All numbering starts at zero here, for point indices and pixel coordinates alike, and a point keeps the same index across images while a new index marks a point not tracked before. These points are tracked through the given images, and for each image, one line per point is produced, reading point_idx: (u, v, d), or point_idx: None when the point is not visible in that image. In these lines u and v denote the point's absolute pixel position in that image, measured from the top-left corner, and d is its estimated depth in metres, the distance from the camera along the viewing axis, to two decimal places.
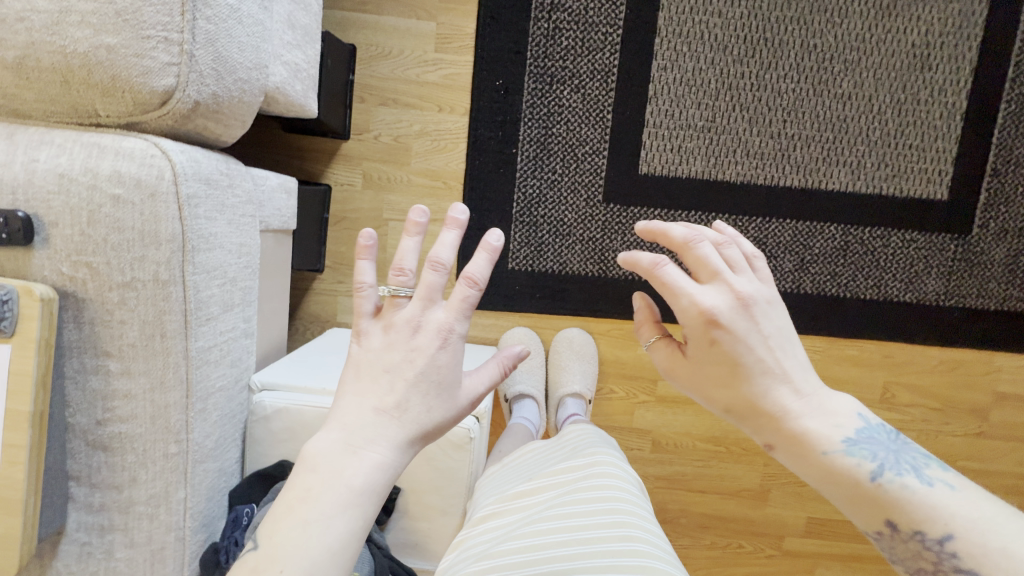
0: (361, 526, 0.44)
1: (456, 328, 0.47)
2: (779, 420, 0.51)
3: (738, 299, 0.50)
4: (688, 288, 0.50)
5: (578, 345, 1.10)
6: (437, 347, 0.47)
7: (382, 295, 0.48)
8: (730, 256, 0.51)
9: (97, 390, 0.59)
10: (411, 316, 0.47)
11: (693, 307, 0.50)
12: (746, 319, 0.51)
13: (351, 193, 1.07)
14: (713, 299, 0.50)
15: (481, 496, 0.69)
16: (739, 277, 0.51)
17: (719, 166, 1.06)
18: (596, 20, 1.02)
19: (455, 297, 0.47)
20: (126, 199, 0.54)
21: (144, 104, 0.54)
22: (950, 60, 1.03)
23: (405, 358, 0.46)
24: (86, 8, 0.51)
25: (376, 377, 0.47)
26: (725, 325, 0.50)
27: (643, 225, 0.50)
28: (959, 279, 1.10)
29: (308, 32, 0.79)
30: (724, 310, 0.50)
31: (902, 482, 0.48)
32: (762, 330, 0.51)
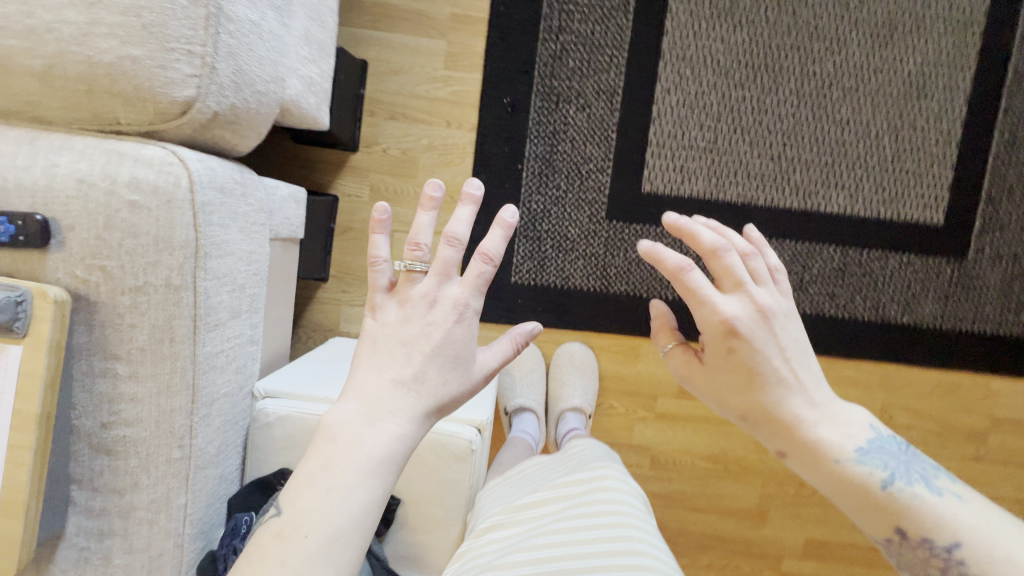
0: (381, 494, 0.46)
1: (471, 303, 0.50)
2: (794, 427, 0.53)
3: (758, 310, 0.52)
4: (712, 296, 0.52)
5: (579, 360, 1.11)
6: (453, 321, 0.49)
7: (396, 270, 0.51)
8: (753, 268, 0.53)
9: (104, 393, 0.59)
10: (427, 290, 0.50)
11: (715, 315, 0.52)
12: (766, 330, 0.52)
13: (358, 205, 1.09)
14: (734, 309, 0.52)
15: (484, 508, 0.69)
16: (760, 289, 0.53)
17: (720, 186, 1.08)
18: (602, 42, 1.05)
19: (471, 272, 0.49)
20: (142, 205, 0.55)
21: (165, 114, 0.56)
22: (945, 90, 1.07)
23: (422, 331, 0.49)
24: (113, 21, 0.52)
25: (392, 351, 0.49)
26: (744, 333, 0.52)
27: (672, 219, 0.50)
28: (955, 303, 1.12)
29: (323, 47, 0.81)
30: (744, 320, 0.52)
31: (912, 491, 0.50)
32: (780, 342, 0.53)
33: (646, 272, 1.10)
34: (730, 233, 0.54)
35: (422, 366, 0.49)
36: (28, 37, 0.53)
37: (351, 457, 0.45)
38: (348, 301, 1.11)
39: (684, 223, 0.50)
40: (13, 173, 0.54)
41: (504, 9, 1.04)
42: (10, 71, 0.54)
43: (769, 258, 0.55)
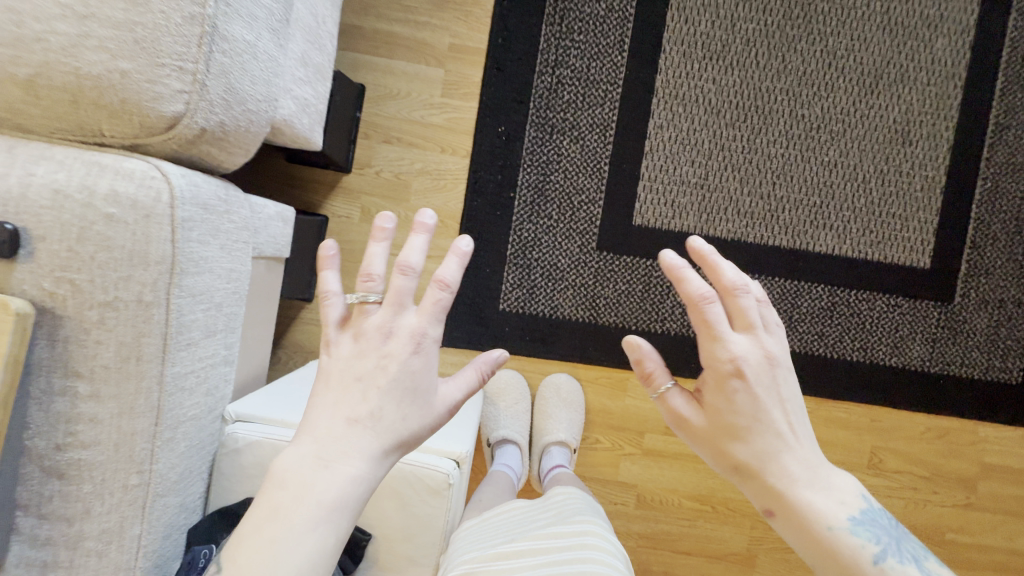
0: (333, 543, 0.44)
1: (428, 333, 0.48)
2: (786, 488, 0.51)
3: (764, 355, 0.51)
4: (723, 336, 0.50)
5: (566, 393, 1.09)
6: (410, 353, 0.48)
7: (350, 303, 0.50)
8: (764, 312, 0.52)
9: (62, 413, 0.55)
10: (381, 323, 0.48)
11: (717, 354, 0.51)
12: (764, 373, 0.51)
13: (347, 226, 1.08)
14: (741, 351, 0.51)
15: (455, 552, 0.66)
16: (768, 335, 0.52)
17: (710, 222, 1.09)
18: (597, 77, 1.07)
19: (427, 300, 0.48)
20: (119, 218, 0.54)
21: (151, 127, 0.55)
22: (928, 138, 1.09)
23: (378, 364, 0.47)
24: (105, 34, 0.52)
25: (352, 384, 0.47)
26: (740, 375, 0.51)
27: (698, 243, 0.48)
28: (943, 346, 1.12)
29: (320, 70, 0.81)
30: (750, 364, 0.51)
31: (902, 570, 0.50)
32: (781, 392, 0.52)
33: (635, 305, 1.09)
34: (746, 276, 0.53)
35: (387, 402, 0.47)
36: (17, 45, 0.52)
37: (299, 503, 0.44)
38: None
39: (710, 251, 0.49)
40: None
41: (502, 42, 1.07)
42: None
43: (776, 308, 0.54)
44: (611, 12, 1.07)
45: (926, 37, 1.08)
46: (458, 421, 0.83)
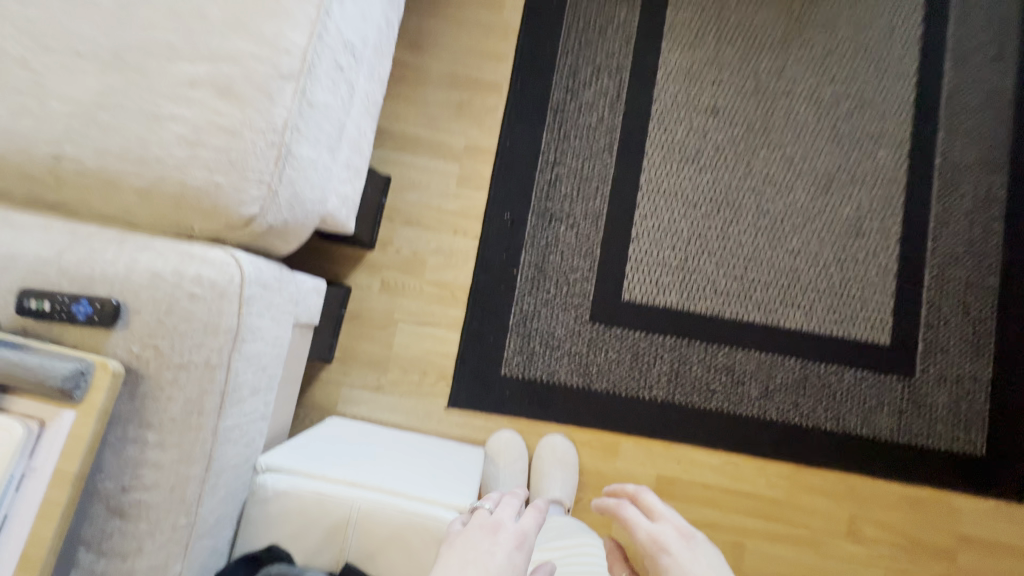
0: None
1: (524, 532, 0.61)
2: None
3: (679, 534, 0.66)
4: (644, 524, 0.67)
5: (561, 453, 1.17)
6: (514, 547, 0.58)
7: (468, 518, 0.64)
8: (645, 503, 0.71)
9: (130, 458, 0.65)
10: (494, 519, 0.62)
11: (646, 537, 0.65)
12: (687, 550, 0.64)
13: (368, 295, 1.22)
14: (663, 534, 0.65)
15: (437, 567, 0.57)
16: (676, 529, 0.66)
17: (691, 300, 1.23)
18: (590, 174, 1.25)
19: (528, 517, 0.64)
20: (201, 296, 0.67)
21: (232, 225, 0.70)
22: (879, 231, 1.26)
23: (487, 547, 0.58)
24: (208, 156, 0.68)
25: (464, 565, 0.56)
26: (669, 555, 0.63)
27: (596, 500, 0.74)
28: (909, 418, 1.21)
29: (359, 170, 0.98)
30: (673, 545, 0.64)
31: None
32: (701, 568, 0.62)
33: (625, 373, 1.21)
34: (632, 497, 0.72)
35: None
36: (140, 164, 0.68)
37: None
38: (348, 383, 1.20)
39: (615, 503, 0.71)
40: (100, 265, 0.66)
41: (510, 144, 1.26)
42: (118, 188, 0.68)
43: (650, 496, 0.71)
44: (602, 122, 1.26)
45: (870, 147, 1.28)
46: (461, 477, 0.92)
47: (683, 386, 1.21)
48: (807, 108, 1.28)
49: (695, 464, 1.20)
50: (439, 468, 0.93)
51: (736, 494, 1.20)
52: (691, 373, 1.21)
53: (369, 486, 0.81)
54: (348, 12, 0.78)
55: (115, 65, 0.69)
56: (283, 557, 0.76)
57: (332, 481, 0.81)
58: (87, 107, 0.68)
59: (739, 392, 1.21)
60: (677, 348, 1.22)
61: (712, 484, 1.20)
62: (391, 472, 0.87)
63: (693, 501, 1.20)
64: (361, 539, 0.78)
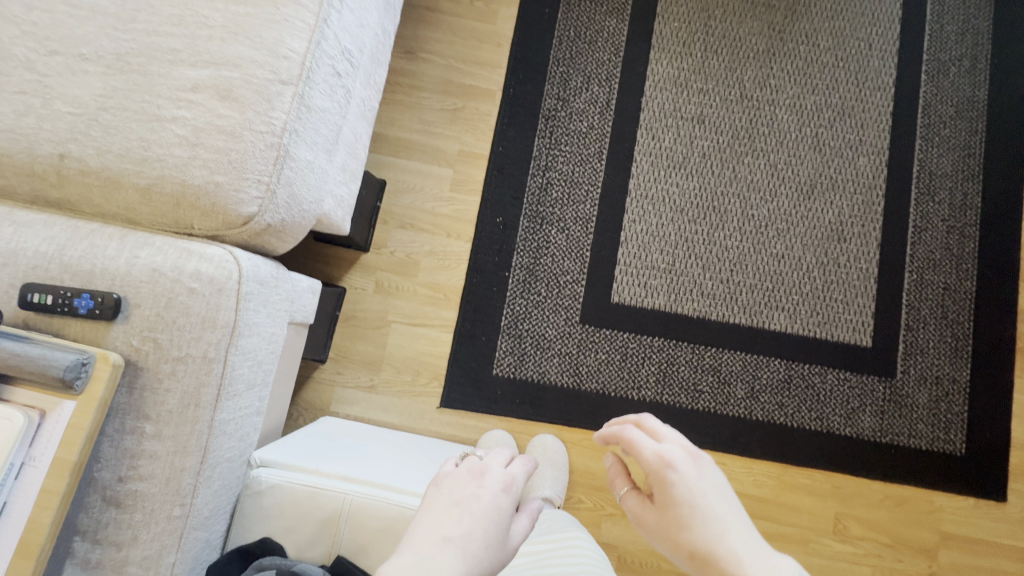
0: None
1: (512, 478, 0.59)
2: (736, 568, 0.55)
3: (686, 453, 0.61)
4: (649, 445, 0.61)
5: (551, 452, 1.18)
6: (499, 491, 0.57)
7: (458, 463, 0.62)
8: (651, 428, 0.63)
9: (128, 449, 0.67)
10: (481, 464, 0.60)
11: (650, 457, 0.60)
12: (694, 467, 0.60)
13: (362, 296, 1.24)
14: (670, 454, 0.60)
15: (421, 513, 0.56)
16: (683, 449, 0.61)
17: (678, 302, 1.26)
18: (580, 179, 1.28)
19: (515, 464, 0.62)
20: (199, 291, 0.69)
21: (231, 224, 0.72)
22: (860, 236, 1.30)
23: (473, 492, 0.57)
24: (208, 157, 0.71)
25: (449, 507, 0.56)
26: (676, 472, 0.59)
27: (599, 431, 0.63)
28: (890, 418, 1.24)
29: (354, 173, 1.01)
30: (679, 464, 0.60)
31: None
32: (705, 484, 0.60)
33: (614, 373, 1.23)
34: (637, 425, 0.64)
35: (476, 528, 0.54)
36: (142, 164, 0.70)
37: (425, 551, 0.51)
38: (342, 383, 1.21)
39: (623, 430, 0.62)
40: (101, 260, 0.68)
41: (502, 149, 1.29)
42: (120, 186, 0.70)
43: (659, 421, 0.63)
44: (592, 129, 1.30)
45: (850, 155, 1.32)
46: None
47: (671, 387, 1.23)
48: (790, 117, 1.33)
49: None
50: (430, 464, 0.95)
51: None
52: (679, 373, 1.24)
53: (361, 480, 0.83)
54: (346, 20, 0.81)
55: (119, 69, 0.72)
56: (275, 550, 0.77)
57: (325, 475, 0.83)
58: (91, 109, 0.71)
59: (725, 392, 1.24)
60: (665, 349, 1.24)
61: None
62: (382, 467, 0.88)
63: None
64: (353, 532, 0.80)
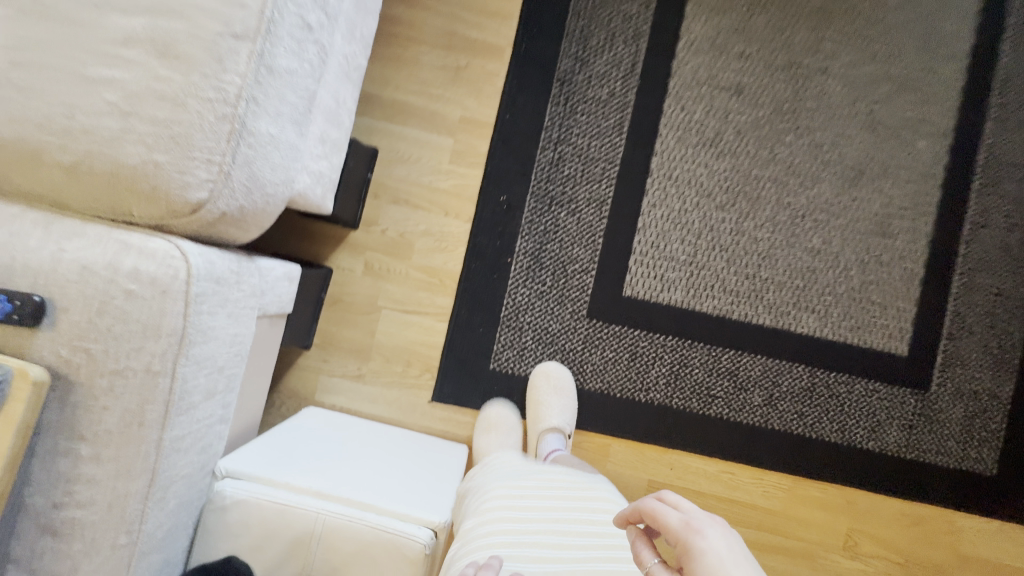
0: None
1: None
2: None
3: (711, 521, 0.56)
4: (672, 512, 0.57)
5: (555, 379, 1.11)
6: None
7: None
8: (675, 500, 0.60)
9: (62, 472, 0.58)
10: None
11: (673, 525, 0.56)
12: (724, 539, 0.54)
13: (351, 279, 1.13)
14: (693, 519, 0.56)
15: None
16: (710, 521, 0.56)
17: (697, 298, 1.14)
18: (596, 156, 1.14)
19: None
20: (139, 294, 0.58)
21: (176, 212, 0.60)
22: (908, 231, 1.15)
23: None
24: (144, 130, 0.58)
25: None
26: (702, 539, 0.54)
27: (620, 508, 0.61)
28: (919, 433, 1.15)
29: (336, 143, 0.88)
30: (704, 529, 0.54)
31: None
32: (738, 558, 0.52)
33: (621, 372, 1.14)
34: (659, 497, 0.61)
35: None
36: (65, 136, 0.57)
37: None
38: (327, 371, 1.13)
39: (644, 500, 0.60)
40: (21, 254, 0.57)
41: (509, 117, 1.13)
42: (41, 162, 0.58)
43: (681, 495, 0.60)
44: (613, 96, 1.13)
45: (908, 137, 1.15)
46: (439, 487, 0.86)
47: (683, 390, 1.14)
48: (843, 90, 1.15)
49: (688, 470, 1.15)
50: (416, 474, 0.88)
51: (728, 503, 1.15)
52: (692, 376, 1.14)
53: (337, 497, 0.75)
54: None
55: (35, 13, 0.58)
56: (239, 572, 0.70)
57: (297, 491, 0.76)
58: (2, 64, 0.58)
59: (741, 398, 1.14)
60: (679, 349, 1.14)
61: (704, 492, 1.14)
62: (362, 479, 0.81)
63: None
64: (325, 554, 0.73)
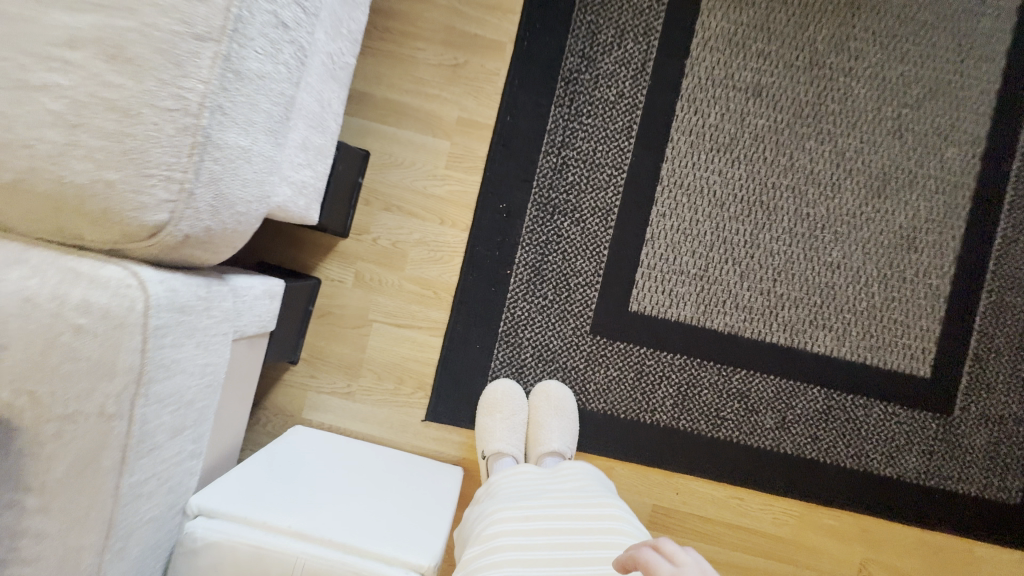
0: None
1: None
2: None
3: None
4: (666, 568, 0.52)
5: (556, 400, 1.04)
6: None
7: None
8: (671, 550, 0.55)
9: (5, 526, 0.53)
10: None
11: None
12: None
13: (340, 290, 1.07)
14: None
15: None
16: None
17: (707, 314, 1.08)
18: (603, 161, 1.06)
19: None
20: (88, 329, 0.52)
21: (132, 236, 0.54)
22: (935, 245, 1.08)
23: None
24: (93, 144, 0.51)
25: None
26: None
27: (616, 557, 0.57)
28: (939, 460, 1.09)
29: (320, 150, 0.81)
30: None
31: None
32: None
33: (625, 392, 1.08)
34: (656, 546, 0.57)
35: None
36: (3, 150, 0.51)
37: None
38: (316, 388, 1.07)
39: (639, 551, 0.56)
40: None
41: (510, 119, 1.06)
42: None
43: (679, 544, 0.56)
44: (621, 97, 1.06)
45: (937, 144, 1.07)
46: (427, 520, 0.81)
47: (690, 411, 1.08)
48: (869, 93, 1.07)
49: (694, 495, 1.09)
50: (405, 507, 0.82)
51: (736, 530, 1.09)
52: (700, 396, 1.08)
53: (317, 538, 0.70)
54: None
55: None
56: None
57: (275, 531, 0.71)
58: None
59: (751, 420, 1.08)
60: (688, 369, 1.08)
61: (711, 518, 1.09)
62: (347, 515, 0.76)
63: (688, 535, 1.09)
64: None
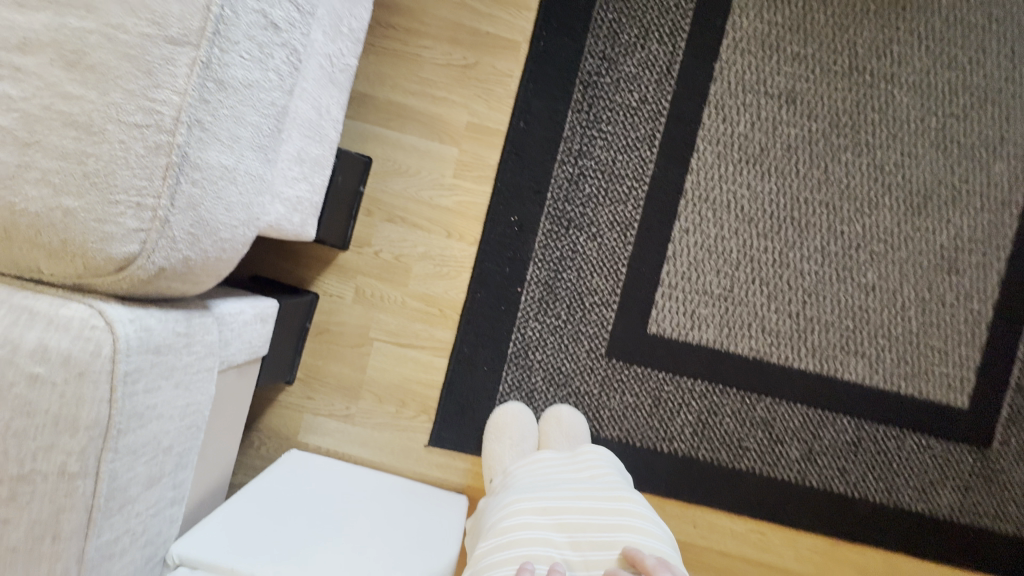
0: None
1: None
2: None
3: None
4: None
5: (568, 427, 0.96)
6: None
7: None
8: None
9: None
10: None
11: None
12: None
13: (339, 306, 1.00)
14: None
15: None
16: None
17: (731, 338, 1.00)
18: (623, 172, 0.99)
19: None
20: (45, 379, 0.46)
21: (97, 270, 0.47)
22: (979, 267, 1.00)
23: None
24: (48, 165, 0.45)
25: None
26: None
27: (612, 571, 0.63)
28: (975, 496, 1.02)
29: (318, 161, 0.74)
30: None
31: None
32: None
33: (642, 419, 1.01)
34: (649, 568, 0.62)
35: None
36: None
37: None
38: (312, 410, 1.00)
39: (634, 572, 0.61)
40: None
41: (524, 125, 0.98)
42: None
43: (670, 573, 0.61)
44: (644, 103, 0.98)
45: (984, 158, 0.99)
46: (434, 560, 0.74)
47: (710, 440, 1.01)
48: (912, 101, 0.99)
49: (713, 529, 1.03)
50: (408, 546, 0.75)
51: (757, 566, 1.03)
52: (721, 424, 1.01)
53: None
54: None
55: None
56: None
57: None
58: None
59: (776, 451, 1.01)
60: (709, 396, 1.01)
61: (730, 553, 1.03)
62: (346, 564, 0.69)
63: (706, 570, 1.03)
64: None
